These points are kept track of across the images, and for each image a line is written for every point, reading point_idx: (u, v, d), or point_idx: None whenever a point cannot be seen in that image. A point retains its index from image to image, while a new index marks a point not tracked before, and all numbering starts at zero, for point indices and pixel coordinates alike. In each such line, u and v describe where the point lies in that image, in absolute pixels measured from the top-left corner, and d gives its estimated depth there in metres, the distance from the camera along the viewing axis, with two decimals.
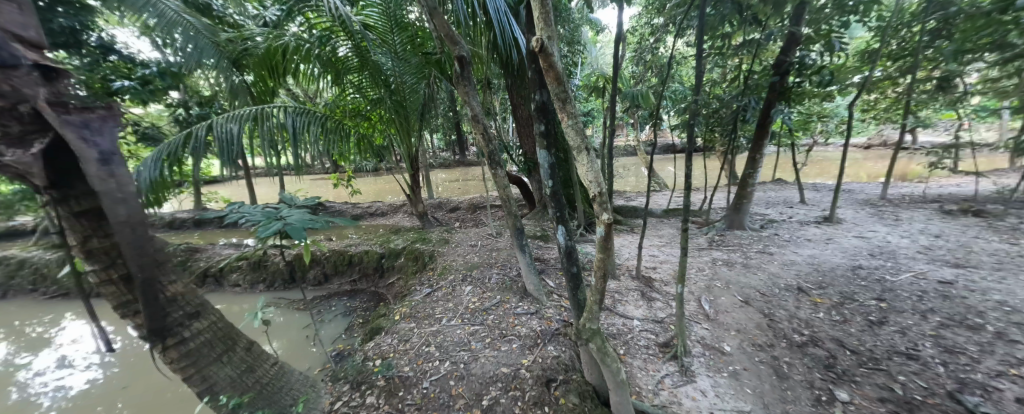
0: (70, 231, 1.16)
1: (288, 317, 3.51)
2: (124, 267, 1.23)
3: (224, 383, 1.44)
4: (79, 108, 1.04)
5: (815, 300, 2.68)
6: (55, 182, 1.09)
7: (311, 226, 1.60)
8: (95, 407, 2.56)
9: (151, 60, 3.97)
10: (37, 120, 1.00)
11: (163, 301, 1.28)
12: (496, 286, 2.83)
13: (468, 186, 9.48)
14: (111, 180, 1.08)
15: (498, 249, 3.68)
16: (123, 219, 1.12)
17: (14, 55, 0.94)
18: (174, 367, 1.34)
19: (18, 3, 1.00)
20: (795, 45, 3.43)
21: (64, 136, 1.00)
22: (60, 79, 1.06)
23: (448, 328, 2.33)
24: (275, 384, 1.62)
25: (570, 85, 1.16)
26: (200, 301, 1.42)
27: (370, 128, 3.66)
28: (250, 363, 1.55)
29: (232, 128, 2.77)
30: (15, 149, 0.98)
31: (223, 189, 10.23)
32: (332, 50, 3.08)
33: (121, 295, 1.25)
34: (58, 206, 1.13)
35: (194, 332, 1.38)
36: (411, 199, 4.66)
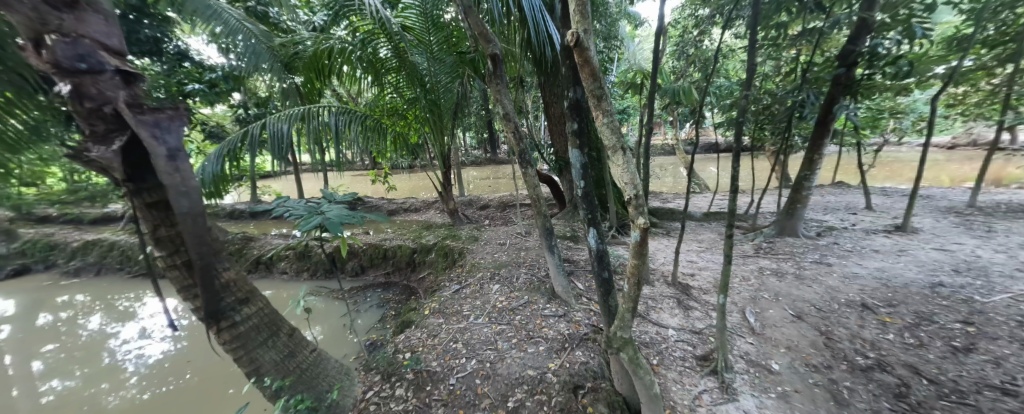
0: (143, 220, 1.29)
1: (327, 305, 3.72)
2: (186, 254, 1.35)
3: (269, 365, 1.55)
4: (152, 109, 1.16)
5: (883, 318, 2.44)
6: (132, 177, 1.22)
7: (348, 221, 1.67)
8: (166, 377, 2.86)
9: (218, 65, 4.32)
10: (116, 121, 1.14)
11: (218, 286, 1.39)
12: (523, 286, 2.83)
13: (499, 185, 9.54)
14: (177, 174, 1.19)
15: (527, 248, 3.68)
16: (185, 210, 1.23)
17: (100, 62, 1.10)
18: (227, 348, 1.47)
19: (104, 14, 1.15)
20: (868, 33, 3.12)
21: (139, 133, 1.12)
22: (139, 82, 1.19)
23: (474, 325, 2.37)
24: (314, 369, 1.72)
25: (606, 81, 1.13)
26: (249, 289, 1.53)
27: (406, 127, 3.81)
28: (292, 349, 1.65)
29: (282, 127, 2.98)
30: (100, 146, 1.13)
31: (274, 183, 11.03)
32: (372, 51, 3.22)
33: (183, 279, 1.38)
34: (133, 197, 1.25)
35: (244, 317, 1.49)
36: (443, 196, 4.78)
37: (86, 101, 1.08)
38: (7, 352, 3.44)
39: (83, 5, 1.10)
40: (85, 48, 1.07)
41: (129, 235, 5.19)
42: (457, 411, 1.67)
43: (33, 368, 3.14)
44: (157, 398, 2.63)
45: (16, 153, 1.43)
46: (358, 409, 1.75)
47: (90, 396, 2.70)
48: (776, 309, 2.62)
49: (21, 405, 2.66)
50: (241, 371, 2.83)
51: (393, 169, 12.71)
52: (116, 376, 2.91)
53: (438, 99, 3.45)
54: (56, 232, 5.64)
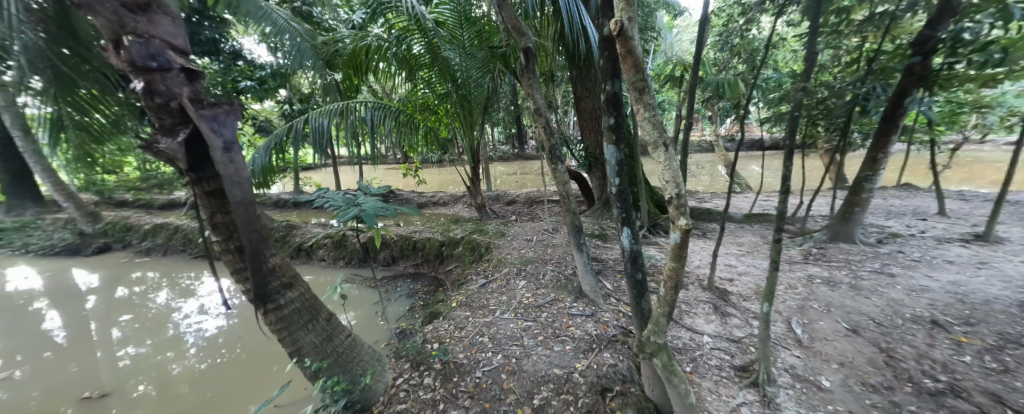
0: (203, 206, 1.41)
1: (361, 293, 3.90)
2: (238, 240, 1.46)
3: (310, 347, 1.66)
4: (211, 104, 1.26)
5: (958, 339, 2.20)
6: (193, 168, 1.33)
7: (382, 213, 1.74)
8: (220, 351, 3.13)
9: (268, 64, 4.62)
10: (180, 115, 1.24)
11: (266, 270, 1.49)
12: (550, 283, 2.82)
13: (527, 180, 9.52)
14: (231, 166, 1.29)
15: (553, 245, 3.65)
16: (238, 199, 1.33)
17: (167, 61, 1.21)
18: (273, 328, 1.58)
19: (172, 16, 1.25)
20: (952, 16, 2.79)
21: (200, 127, 1.23)
22: (200, 79, 1.30)
23: (501, 320, 2.39)
24: (349, 354, 1.81)
25: (648, 73, 1.10)
26: (292, 274, 1.62)
27: (437, 121, 3.89)
28: (330, 333, 1.74)
29: (323, 122, 3.15)
30: (167, 139, 1.23)
31: (315, 175, 11.67)
32: (407, 48, 3.28)
33: (236, 262, 1.49)
34: (194, 185, 1.37)
35: (288, 300, 1.59)
36: (471, 191, 4.84)
37: (155, 97, 1.19)
38: (93, 319, 3.92)
39: (156, 9, 1.20)
40: (155, 48, 1.18)
41: (190, 220, 5.69)
42: (483, 404, 1.70)
43: (112, 335, 3.56)
44: (212, 369, 2.89)
45: (100, 143, 1.76)
46: (389, 395, 1.83)
47: (156, 363, 3.01)
48: (826, 321, 2.43)
49: (103, 366, 3.02)
50: (283, 350, 3.04)
51: (423, 164, 13.04)
52: (179, 347, 3.22)
53: (468, 94, 3.48)
54: (131, 216, 6.31)
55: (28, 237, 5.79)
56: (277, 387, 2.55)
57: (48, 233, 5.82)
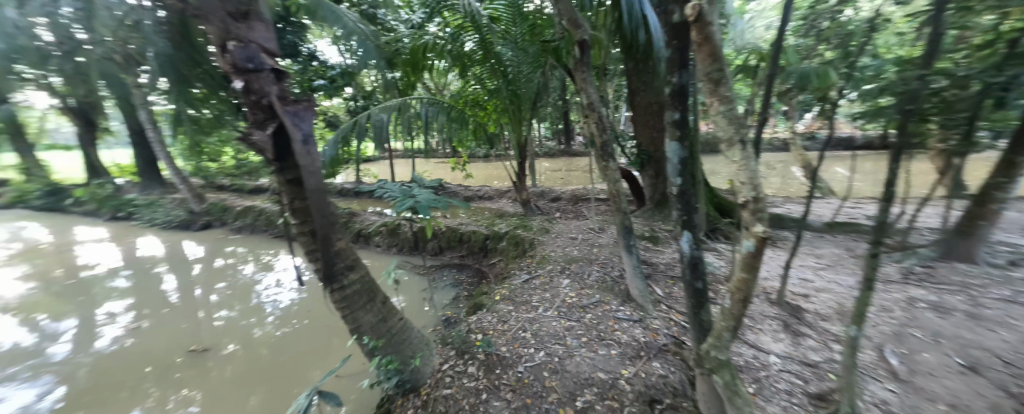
0: (284, 192, 1.57)
1: (412, 280, 4.13)
2: (312, 224, 1.60)
3: (367, 326, 1.79)
4: (294, 101, 1.41)
5: None
6: (279, 157, 1.46)
7: (435, 205, 1.82)
8: (292, 321, 3.51)
9: (338, 64, 5.01)
10: (268, 110, 1.38)
11: (333, 252, 1.64)
12: (594, 284, 2.76)
13: (574, 177, 9.34)
14: (308, 156, 1.44)
15: (600, 245, 3.55)
16: (314, 186, 1.48)
17: (260, 63, 1.35)
18: (338, 305, 1.74)
19: (266, 23, 1.41)
20: None
21: (284, 121, 1.37)
22: (285, 79, 1.44)
23: (545, 317, 2.39)
24: (401, 335, 1.92)
25: (728, 63, 1.00)
26: (355, 258, 1.75)
27: (486, 117, 3.91)
28: (385, 315, 1.87)
29: (382, 117, 3.42)
30: (259, 132, 1.40)
31: (374, 167, 12.54)
32: (461, 45, 3.37)
33: (309, 244, 1.64)
34: (278, 173, 1.53)
35: (349, 281, 1.73)
36: (517, 186, 4.88)
37: (250, 94, 1.35)
38: (197, 284, 4.64)
39: (253, 17, 1.37)
40: (252, 51, 1.33)
41: (272, 204, 6.44)
42: (524, 399, 1.70)
43: (211, 299, 4.18)
44: (286, 336, 3.26)
45: None
46: (436, 379, 1.93)
47: (243, 327, 3.47)
48: (933, 353, 2.07)
49: (204, 325, 3.57)
50: (343, 326, 3.32)
51: (471, 158, 13.39)
52: (260, 315, 3.68)
53: (519, 91, 3.52)
54: (227, 198, 7.31)
55: (153, 212, 6.98)
56: (338, 359, 2.82)
57: (168, 211, 6.96)
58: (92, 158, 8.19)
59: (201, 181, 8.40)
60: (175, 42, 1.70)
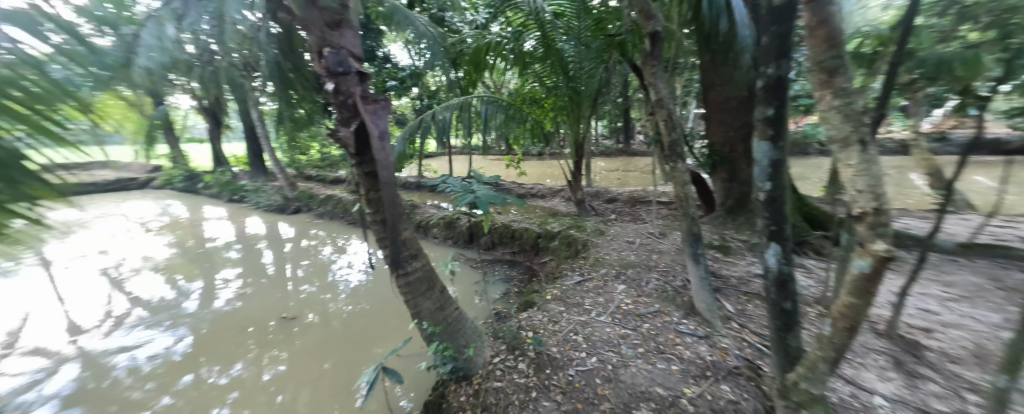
0: (361, 183, 1.73)
1: (467, 272, 4.29)
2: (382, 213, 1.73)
3: (427, 312, 1.90)
4: (373, 100, 1.54)
5: None
6: (359, 152, 1.61)
7: (494, 201, 1.87)
8: (361, 301, 3.87)
9: (407, 66, 5.38)
10: (352, 109, 1.53)
11: (400, 239, 1.76)
12: (653, 292, 2.62)
13: (634, 178, 8.90)
14: (383, 151, 1.57)
15: (660, 251, 3.34)
16: (387, 179, 1.60)
17: (348, 67, 1.50)
18: (402, 289, 1.87)
19: (355, 30, 1.57)
20: None
21: (365, 119, 1.52)
22: (367, 80, 1.59)
23: (597, 321, 2.33)
24: (456, 325, 2.00)
25: (847, 50, 0.93)
26: (418, 247, 1.86)
27: (543, 115, 3.86)
28: (443, 303, 1.95)
29: (444, 116, 3.64)
30: (345, 128, 1.56)
31: (435, 162, 13.23)
32: (522, 44, 3.42)
33: (379, 232, 1.78)
34: (357, 166, 1.69)
35: (412, 269, 1.84)
36: (571, 185, 4.79)
37: (338, 95, 1.51)
38: (288, 260, 5.35)
39: (345, 25, 1.52)
40: (342, 56, 1.49)
41: (348, 194, 7.14)
42: (576, 404, 1.69)
43: (298, 274, 4.81)
44: (356, 313, 3.61)
45: (298, 131, 2.33)
46: (487, 370, 1.99)
47: (322, 301, 3.92)
48: None
49: (291, 296, 4.10)
50: (404, 310, 3.56)
51: (526, 156, 13.48)
52: (336, 293, 4.13)
53: (580, 87, 3.48)
54: (313, 187, 8.27)
55: (258, 197, 8.17)
56: (400, 339, 3.05)
57: (268, 196, 8.09)
58: (216, 150, 9.84)
59: (294, 171, 9.64)
60: (286, 48, 2.07)
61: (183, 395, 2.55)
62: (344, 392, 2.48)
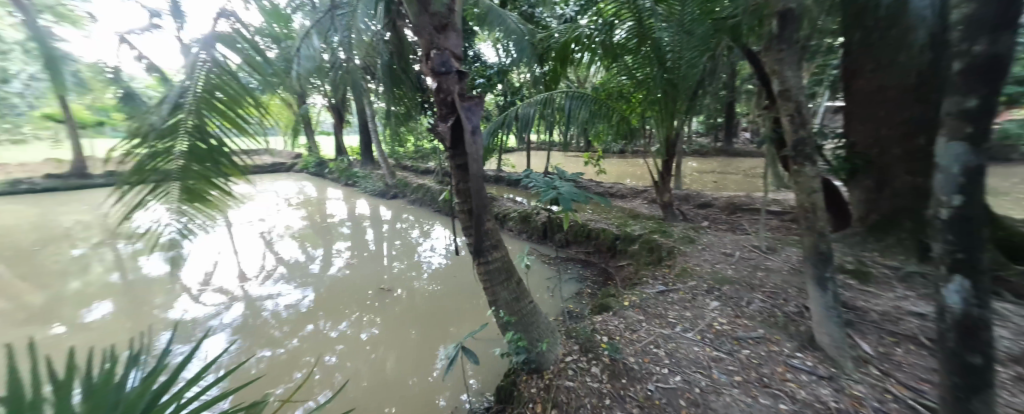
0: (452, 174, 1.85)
1: (541, 267, 4.32)
2: (468, 203, 1.84)
3: (502, 302, 1.97)
4: (469, 97, 1.63)
5: None
6: (453, 146, 1.74)
7: (577, 199, 1.85)
8: (444, 282, 4.21)
9: (493, 64, 5.72)
10: (450, 106, 1.66)
11: (484, 230, 1.84)
12: (756, 315, 2.29)
13: (733, 181, 7.87)
14: (474, 145, 1.65)
15: (763, 268, 2.91)
16: (476, 172, 1.69)
17: (449, 67, 1.61)
18: (482, 276, 1.95)
19: (458, 32, 1.67)
20: None
21: (461, 114, 1.62)
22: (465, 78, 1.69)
23: (683, 338, 2.14)
24: (530, 319, 2.03)
25: None
26: (500, 238, 1.92)
27: (631, 109, 3.76)
28: (519, 295, 2.00)
29: (528, 111, 3.74)
30: (443, 123, 1.70)
31: (514, 157, 13.61)
32: (612, 35, 3.28)
33: (465, 221, 1.89)
34: (450, 158, 1.81)
35: (492, 258, 1.91)
36: (657, 187, 4.46)
37: (439, 93, 1.64)
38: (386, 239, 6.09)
39: (449, 28, 1.64)
40: (444, 57, 1.61)
41: (436, 184, 7.78)
42: None
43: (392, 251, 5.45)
44: (440, 292, 3.94)
45: (402, 126, 2.61)
46: (558, 368, 1.99)
47: (412, 278, 4.39)
48: None
49: (386, 270, 4.66)
50: (482, 296, 3.74)
51: (606, 153, 12.96)
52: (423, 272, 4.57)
53: (677, 81, 3.23)
54: (408, 176, 9.23)
55: (365, 183, 9.46)
56: (478, 323, 3.24)
57: (372, 182, 9.31)
58: (336, 141, 11.68)
59: (393, 162, 10.89)
60: (391, 51, 2.30)
61: (305, 341, 3.09)
62: (426, 362, 2.74)
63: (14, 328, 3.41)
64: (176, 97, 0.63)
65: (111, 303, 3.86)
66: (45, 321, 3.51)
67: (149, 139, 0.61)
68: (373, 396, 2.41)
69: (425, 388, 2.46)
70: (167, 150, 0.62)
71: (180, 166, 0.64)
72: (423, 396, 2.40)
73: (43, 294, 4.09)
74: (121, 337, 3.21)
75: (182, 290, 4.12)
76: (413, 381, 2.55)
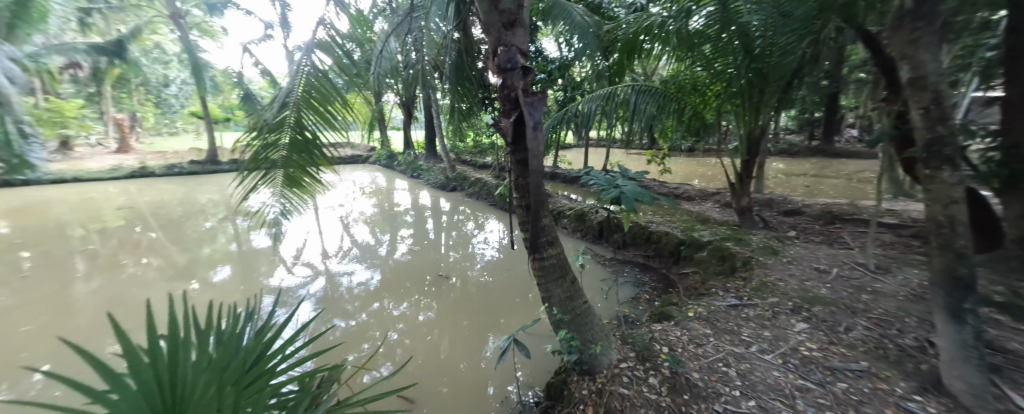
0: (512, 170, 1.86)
1: (596, 268, 4.20)
2: (526, 200, 1.84)
3: (556, 299, 1.96)
4: (533, 93, 1.62)
5: None
6: (514, 141, 1.75)
7: (642, 199, 1.75)
8: (499, 273, 4.33)
9: (555, 58, 5.74)
10: (513, 102, 1.67)
11: (541, 226, 1.83)
12: (855, 343, 1.96)
13: (828, 186, 6.82)
14: (536, 141, 1.65)
15: (867, 290, 2.49)
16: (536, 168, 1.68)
17: (514, 63, 1.62)
18: (537, 272, 1.94)
19: (526, 28, 1.67)
20: None
21: (524, 111, 1.62)
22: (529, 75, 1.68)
23: (758, 359, 1.92)
24: (584, 319, 1.99)
25: None
26: (556, 236, 1.90)
27: (706, 104, 3.46)
28: (573, 293, 1.97)
29: (590, 107, 3.64)
30: (506, 119, 1.72)
31: (572, 154, 13.37)
32: (688, 22, 3.06)
33: (522, 217, 1.90)
34: (510, 155, 1.82)
35: (547, 255, 1.90)
36: (735, 191, 4.07)
37: (504, 89, 1.66)
38: (445, 229, 6.42)
39: (517, 24, 1.65)
40: (511, 54, 1.62)
41: (493, 179, 7.95)
42: None
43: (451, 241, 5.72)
44: (495, 284, 4.05)
45: (465, 123, 2.69)
46: (612, 373, 1.90)
47: (469, 268, 4.57)
48: None
49: (444, 258, 4.92)
50: (535, 292, 3.77)
51: (672, 150, 12.10)
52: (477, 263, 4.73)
53: (766, 70, 2.88)
54: (467, 170, 9.57)
55: (429, 175, 10.04)
56: (531, 317, 3.26)
57: (435, 175, 9.84)
58: (405, 136, 12.55)
59: (455, 156, 11.39)
60: (458, 50, 2.38)
61: (373, 316, 3.39)
62: (478, 350, 2.83)
63: (165, 281, 4.27)
64: (286, 98, 1.35)
65: (230, 267, 4.63)
66: (183, 277, 4.33)
67: (263, 130, 1.34)
68: (430, 374, 2.57)
69: (476, 374, 2.55)
70: (274, 140, 1.33)
71: (284, 155, 1.35)
72: (473, 381, 2.49)
73: (184, 256, 5.06)
74: (236, 295, 3.84)
75: (278, 262, 4.80)
76: (463, 367, 2.65)
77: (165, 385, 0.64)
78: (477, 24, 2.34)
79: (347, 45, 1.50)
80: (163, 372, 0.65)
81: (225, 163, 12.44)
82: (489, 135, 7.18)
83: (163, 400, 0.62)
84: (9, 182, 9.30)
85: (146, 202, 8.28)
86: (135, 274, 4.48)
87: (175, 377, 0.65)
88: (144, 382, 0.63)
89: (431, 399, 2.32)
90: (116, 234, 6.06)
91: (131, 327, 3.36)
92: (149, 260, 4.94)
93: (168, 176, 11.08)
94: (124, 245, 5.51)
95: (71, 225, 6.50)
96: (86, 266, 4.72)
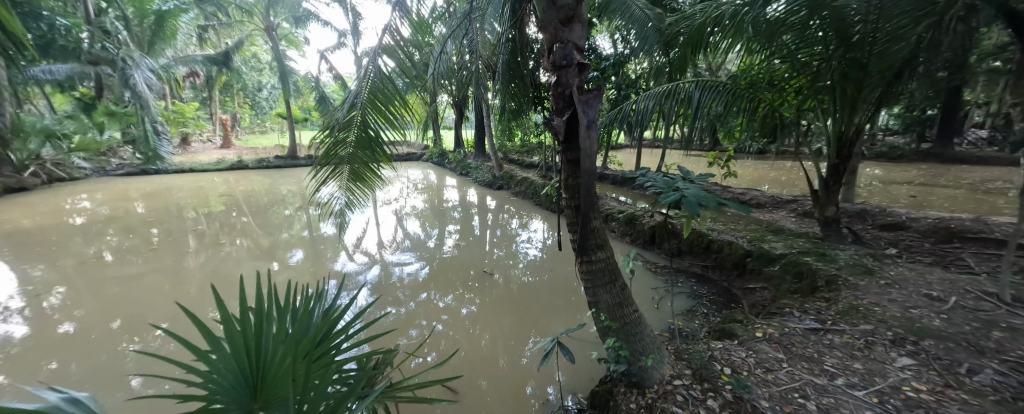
0: (563, 170, 1.81)
1: (647, 275, 3.99)
2: (576, 200, 1.79)
3: (605, 304, 1.90)
4: (587, 92, 1.57)
5: None
6: (567, 140, 1.70)
7: (705, 203, 1.61)
8: (544, 273, 4.32)
9: (611, 55, 5.64)
10: (568, 100, 1.65)
11: (590, 227, 1.76)
12: (977, 389, 1.64)
13: (939, 197, 5.78)
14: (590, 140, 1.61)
15: (999, 328, 2.06)
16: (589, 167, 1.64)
17: (569, 61, 1.60)
18: (586, 275, 1.88)
19: (582, 24, 1.62)
20: None
21: (579, 109, 1.58)
22: (584, 71, 1.62)
23: (845, 394, 1.67)
24: (635, 327, 1.91)
25: None
26: (605, 239, 1.82)
27: (783, 100, 3.14)
28: (622, 300, 1.89)
29: (646, 105, 3.51)
30: (558, 117, 1.68)
31: (621, 155, 12.90)
32: (764, 10, 2.73)
33: (571, 217, 1.84)
34: (563, 154, 1.77)
35: (597, 258, 1.83)
36: (818, 200, 3.71)
37: (560, 88, 1.63)
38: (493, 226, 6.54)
39: (575, 19, 1.60)
40: (565, 51, 1.59)
41: (540, 178, 7.92)
42: None
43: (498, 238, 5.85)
44: (541, 283, 4.05)
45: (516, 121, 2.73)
46: (664, 389, 1.79)
47: (513, 266, 4.62)
48: None
49: (491, 255, 5.04)
50: (580, 295, 3.69)
51: (739, 152, 11.06)
52: (521, 260, 4.79)
53: (866, 60, 2.59)
54: (514, 169, 9.63)
55: (477, 173, 10.32)
56: (577, 321, 3.21)
57: (483, 172, 10.08)
58: (456, 135, 13.11)
59: (503, 155, 11.56)
60: (512, 52, 2.37)
61: (421, 306, 3.56)
62: (518, 348, 2.87)
63: (253, 259, 4.88)
64: (355, 99, 1.47)
65: (303, 251, 5.17)
66: (268, 257, 4.92)
67: (335, 128, 1.48)
68: (472, 367, 2.63)
69: (516, 373, 2.57)
70: (343, 138, 1.46)
71: (351, 156, 1.47)
72: (515, 378, 2.51)
73: (268, 239, 5.75)
74: (309, 277, 4.28)
75: (341, 249, 5.26)
76: (506, 363, 2.69)
77: (251, 352, 0.72)
78: (532, 23, 2.27)
79: (402, 43, 1.52)
80: (249, 340, 0.73)
81: (301, 158, 13.90)
82: (538, 134, 7.15)
83: (248, 364, 0.71)
84: (144, 170, 11.25)
85: (242, 191, 9.51)
86: (231, 252, 5.19)
87: (259, 347, 0.73)
88: (235, 348, 0.71)
89: (473, 393, 2.37)
90: (217, 216, 7.06)
91: (228, 298, 3.88)
92: (241, 241, 5.67)
93: (258, 168, 12.64)
94: (223, 227, 6.40)
95: (186, 208, 7.69)
96: (196, 243, 5.57)
